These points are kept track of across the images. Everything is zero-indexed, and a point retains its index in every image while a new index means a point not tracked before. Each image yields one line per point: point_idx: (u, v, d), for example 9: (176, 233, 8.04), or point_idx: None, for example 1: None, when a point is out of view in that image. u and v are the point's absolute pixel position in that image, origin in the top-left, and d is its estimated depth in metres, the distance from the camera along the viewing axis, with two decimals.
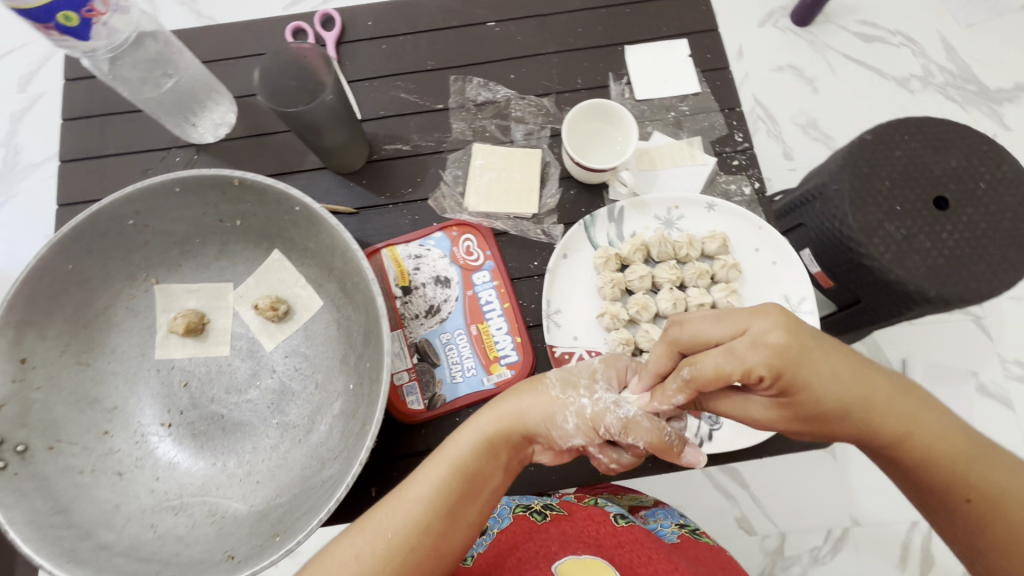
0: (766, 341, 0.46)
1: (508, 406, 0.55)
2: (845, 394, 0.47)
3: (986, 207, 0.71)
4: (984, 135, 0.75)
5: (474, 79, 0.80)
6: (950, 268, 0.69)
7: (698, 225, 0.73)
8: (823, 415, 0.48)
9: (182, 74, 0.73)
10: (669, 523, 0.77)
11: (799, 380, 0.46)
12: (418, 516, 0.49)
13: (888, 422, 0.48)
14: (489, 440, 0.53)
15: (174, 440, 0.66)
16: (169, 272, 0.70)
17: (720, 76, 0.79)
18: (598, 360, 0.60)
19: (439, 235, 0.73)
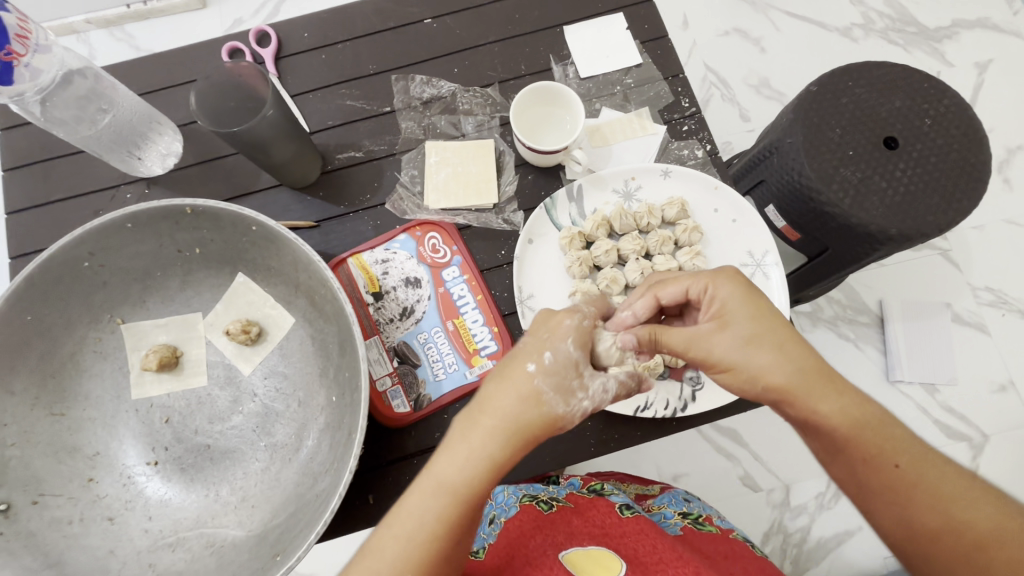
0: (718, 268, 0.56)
1: (497, 418, 0.50)
2: (773, 320, 0.53)
3: (936, 141, 0.73)
4: (924, 72, 0.77)
5: (416, 77, 0.80)
6: (907, 204, 0.71)
7: (656, 193, 0.74)
8: (755, 338, 0.52)
9: (118, 108, 0.71)
10: (672, 513, 0.75)
11: (737, 304, 0.53)
12: (435, 545, 0.47)
13: (820, 371, 0.51)
14: (490, 458, 0.49)
15: (162, 477, 0.65)
16: (134, 310, 0.69)
17: (660, 44, 0.80)
18: (569, 341, 0.53)
19: (404, 237, 0.73)
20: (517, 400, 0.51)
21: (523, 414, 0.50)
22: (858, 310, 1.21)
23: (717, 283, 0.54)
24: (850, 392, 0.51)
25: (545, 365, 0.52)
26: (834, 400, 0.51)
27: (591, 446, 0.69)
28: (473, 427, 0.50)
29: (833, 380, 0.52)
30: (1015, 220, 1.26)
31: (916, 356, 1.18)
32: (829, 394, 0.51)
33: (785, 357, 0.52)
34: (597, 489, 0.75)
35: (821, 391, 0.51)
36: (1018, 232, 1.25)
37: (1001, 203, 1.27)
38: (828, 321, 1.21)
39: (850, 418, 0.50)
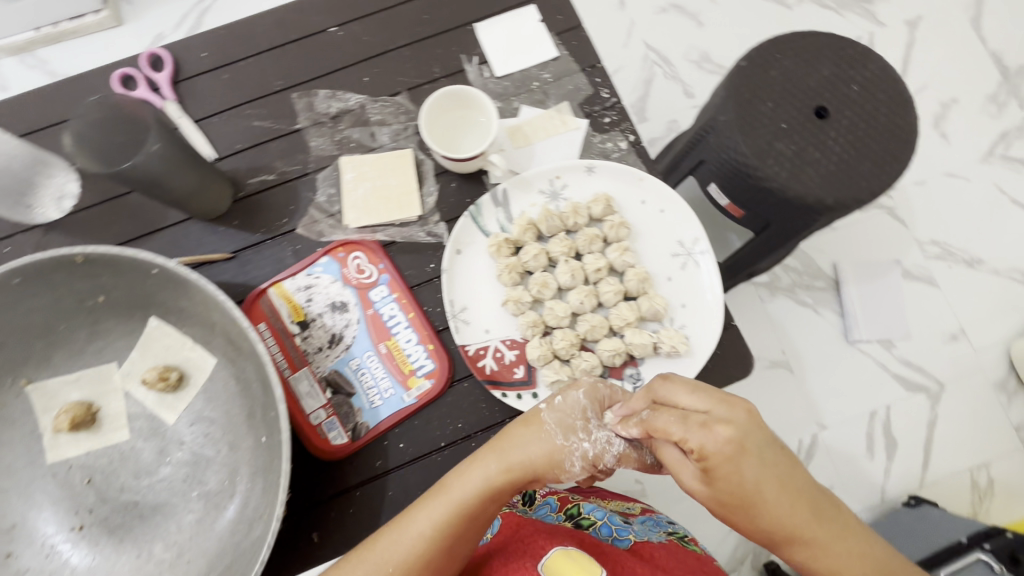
0: (715, 425, 0.44)
1: (504, 445, 0.54)
2: (768, 479, 0.45)
3: (863, 107, 0.71)
4: (847, 37, 0.75)
5: (321, 92, 0.76)
6: (842, 173, 0.69)
7: (582, 191, 0.72)
8: (743, 507, 0.45)
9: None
10: (656, 529, 0.70)
11: (725, 469, 0.44)
12: (422, 548, 0.51)
13: (815, 523, 0.45)
14: (490, 478, 0.53)
15: (89, 542, 0.62)
16: (39, 368, 0.64)
17: (575, 34, 0.78)
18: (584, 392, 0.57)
19: (326, 261, 0.70)
20: (524, 430, 0.55)
21: (528, 449, 0.53)
22: (813, 276, 1.23)
23: (706, 446, 0.44)
24: (842, 534, 0.46)
25: (555, 405, 0.56)
26: (823, 551, 0.46)
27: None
28: (487, 447, 0.55)
29: (827, 528, 0.46)
30: (954, 172, 1.29)
31: (870, 316, 1.20)
32: (818, 548, 0.45)
33: (772, 518, 0.45)
34: (574, 514, 0.69)
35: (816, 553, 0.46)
36: (957, 183, 1.28)
37: (940, 157, 1.29)
38: (786, 290, 1.22)
39: (837, 566, 0.45)
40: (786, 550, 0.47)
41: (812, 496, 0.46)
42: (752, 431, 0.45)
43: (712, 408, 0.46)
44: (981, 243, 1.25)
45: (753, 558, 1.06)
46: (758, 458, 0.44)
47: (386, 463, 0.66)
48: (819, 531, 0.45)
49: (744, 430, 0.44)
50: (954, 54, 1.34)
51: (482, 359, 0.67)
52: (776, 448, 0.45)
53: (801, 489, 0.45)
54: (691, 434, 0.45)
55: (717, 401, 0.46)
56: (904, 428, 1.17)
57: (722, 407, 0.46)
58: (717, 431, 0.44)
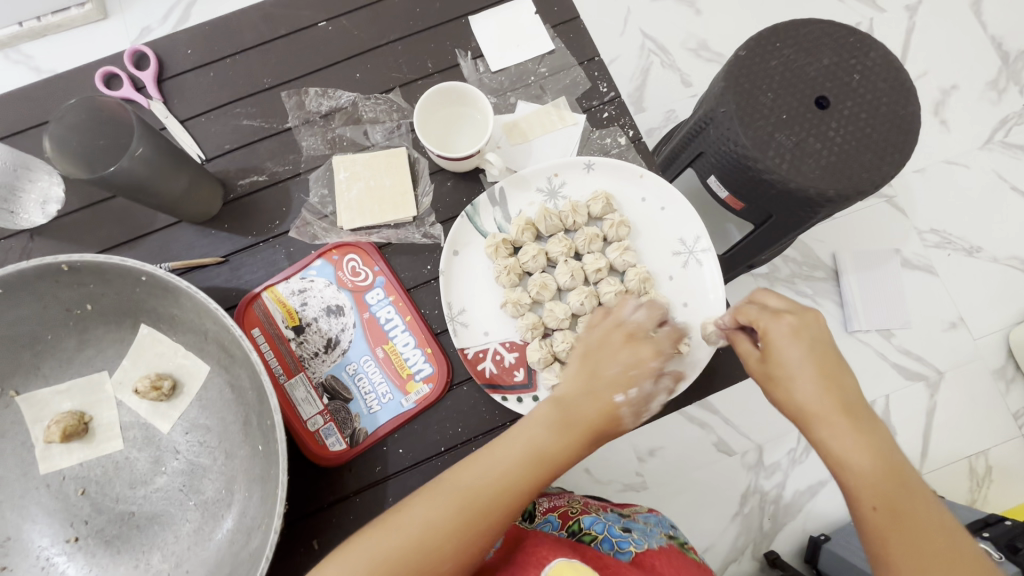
0: (783, 316, 0.52)
1: (583, 423, 0.52)
2: (813, 367, 0.51)
3: (864, 97, 0.69)
4: (848, 25, 0.72)
5: (311, 89, 0.74)
6: (843, 165, 0.68)
7: (581, 188, 0.70)
8: (781, 377, 0.52)
9: None
10: (658, 530, 0.70)
11: (774, 343, 0.52)
12: (504, 507, 0.49)
13: (840, 410, 0.49)
14: (576, 447, 0.51)
15: (85, 553, 0.61)
16: (29, 378, 0.63)
17: (572, 27, 0.76)
18: (649, 376, 0.53)
19: (320, 264, 0.68)
20: (602, 413, 0.52)
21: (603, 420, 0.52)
22: (813, 267, 1.22)
23: (771, 329, 0.53)
24: (872, 432, 0.49)
25: (631, 396, 0.52)
26: (849, 440, 0.48)
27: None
28: (565, 423, 0.52)
29: (857, 422, 0.49)
30: (954, 160, 1.27)
31: (870, 307, 1.20)
32: (846, 433, 0.48)
33: (802, 392, 0.51)
34: (575, 531, 0.67)
35: (841, 434, 0.49)
36: (958, 171, 1.27)
37: (940, 145, 1.28)
38: (786, 281, 1.21)
39: (851, 453, 0.48)
40: (810, 434, 0.51)
41: (851, 396, 0.50)
42: (812, 332, 0.52)
43: (795, 307, 0.53)
44: (980, 231, 1.25)
45: (754, 548, 1.06)
46: (812, 349, 0.51)
47: (386, 469, 0.65)
48: (844, 416, 0.49)
49: (811, 326, 0.52)
50: (954, 39, 1.32)
51: (481, 362, 0.66)
52: (832, 349, 0.52)
53: (843, 385, 0.51)
54: (766, 320, 0.53)
55: (799, 304, 0.53)
56: (904, 418, 1.17)
57: (798, 310, 0.53)
58: (779, 323, 0.52)
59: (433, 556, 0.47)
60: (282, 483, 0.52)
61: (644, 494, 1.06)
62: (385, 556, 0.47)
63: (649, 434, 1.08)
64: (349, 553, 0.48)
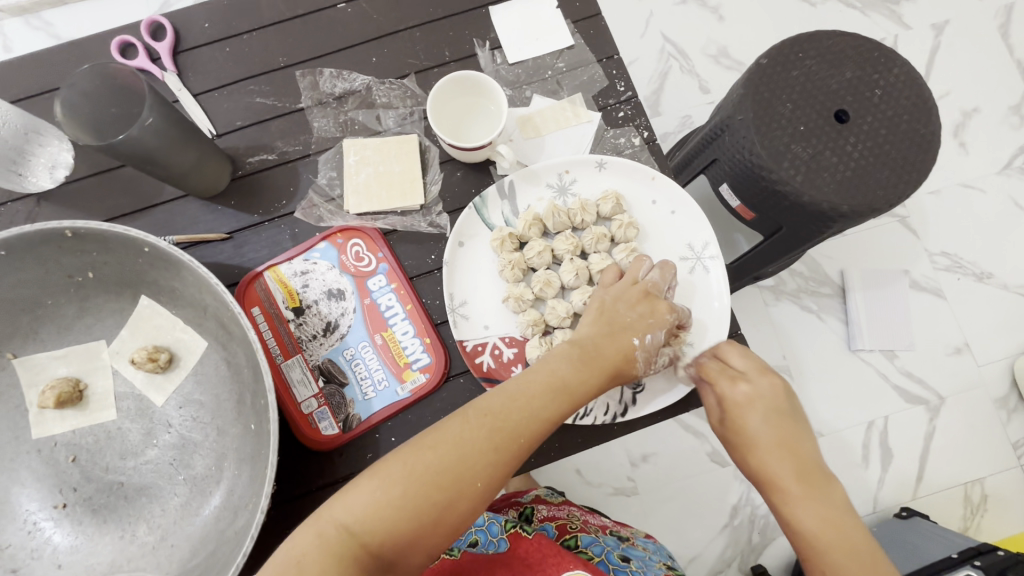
0: (739, 382, 0.59)
1: (608, 359, 0.55)
2: (768, 432, 0.56)
3: (885, 112, 0.68)
4: (873, 39, 0.71)
5: (326, 70, 0.73)
6: (858, 180, 0.66)
7: (591, 187, 0.69)
8: (742, 442, 0.57)
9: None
10: (657, 560, 0.73)
11: (735, 409, 0.58)
12: (526, 430, 0.50)
13: (795, 475, 0.54)
14: (596, 380, 0.54)
15: (72, 520, 0.61)
16: (26, 342, 0.63)
17: (593, 23, 0.75)
18: (660, 331, 0.59)
19: (324, 246, 0.68)
20: (623, 353, 0.56)
21: (620, 362, 0.56)
22: (819, 282, 1.20)
23: (730, 396, 0.59)
24: (826, 500, 0.52)
25: (646, 342, 0.58)
26: (804, 506, 0.52)
27: (552, 452, 0.65)
28: (585, 359, 0.55)
29: (813, 489, 0.53)
30: (970, 183, 1.25)
31: (875, 326, 1.18)
32: (798, 500, 0.53)
33: (761, 457, 0.56)
34: (572, 545, 0.69)
35: (797, 499, 0.53)
36: (973, 195, 1.25)
37: (957, 167, 1.26)
38: (791, 295, 1.20)
39: (806, 521, 0.52)
40: (770, 498, 0.55)
41: (807, 463, 0.55)
42: (769, 398, 0.58)
43: (753, 374, 0.60)
44: (992, 258, 1.23)
45: (741, 561, 1.05)
46: (768, 415, 0.57)
47: (376, 457, 0.64)
48: (799, 481, 0.53)
49: (769, 394, 0.58)
50: (978, 61, 1.30)
51: (479, 356, 0.65)
52: (788, 416, 0.58)
53: (800, 450, 0.56)
54: (726, 386, 0.60)
55: (758, 371, 0.60)
56: (901, 440, 1.15)
57: (758, 376, 0.59)
58: (737, 388, 0.59)
59: (466, 479, 0.47)
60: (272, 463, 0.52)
61: (633, 499, 1.06)
62: (418, 476, 0.47)
63: (643, 440, 1.07)
64: (379, 474, 0.47)
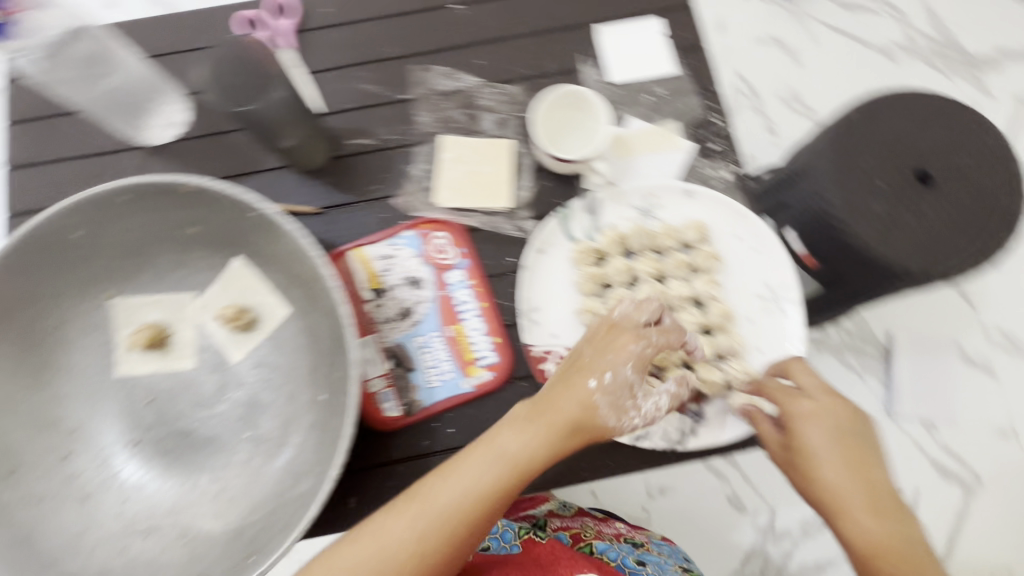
0: (802, 398, 0.56)
1: (558, 418, 0.53)
2: (836, 450, 0.53)
3: (974, 180, 0.65)
4: (970, 106, 0.68)
5: (437, 68, 0.76)
6: (936, 245, 0.64)
7: (677, 214, 0.70)
8: (804, 459, 0.54)
9: (124, 74, 0.70)
10: (671, 561, 0.73)
11: (797, 426, 0.55)
12: (457, 509, 0.49)
13: (865, 498, 0.51)
14: (546, 445, 0.52)
15: (140, 459, 0.63)
16: (125, 284, 0.66)
17: (697, 56, 0.76)
18: (630, 367, 0.54)
19: (410, 235, 0.71)
20: (580, 403, 0.53)
21: (576, 416, 0.52)
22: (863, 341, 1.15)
23: (792, 408, 0.56)
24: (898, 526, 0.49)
25: (605, 383, 0.53)
26: (874, 531, 0.49)
27: (606, 468, 0.65)
28: (533, 417, 0.53)
29: (881, 512, 0.50)
30: None
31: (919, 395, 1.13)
32: (872, 524, 0.49)
33: (828, 476, 0.52)
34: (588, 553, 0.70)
35: (867, 522, 0.49)
36: None
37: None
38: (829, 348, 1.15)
39: (877, 547, 0.48)
40: (830, 521, 0.52)
41: (878, 485, 0.52)
42: (835, 416, 0.55)
43: (819, 389, 0.56)
44: None
45: None
46: (835, 434, 0.54)
47: (433, 445, 0.66)
48: (869, 503, 0.50)
49: (836, 414, 0.55)
50: None
51: (544, 363, 0.67)
52: (857, 438, 0.54)
53: (869, 471, 0.52)
54: (786, 399, 0.56)
55: (824, 387, 0.56)
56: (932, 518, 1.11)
57: (826, 394, 0.56)
58: (803, 403, 0.55)
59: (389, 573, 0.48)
60: (347, 441, 0.53)
61: None
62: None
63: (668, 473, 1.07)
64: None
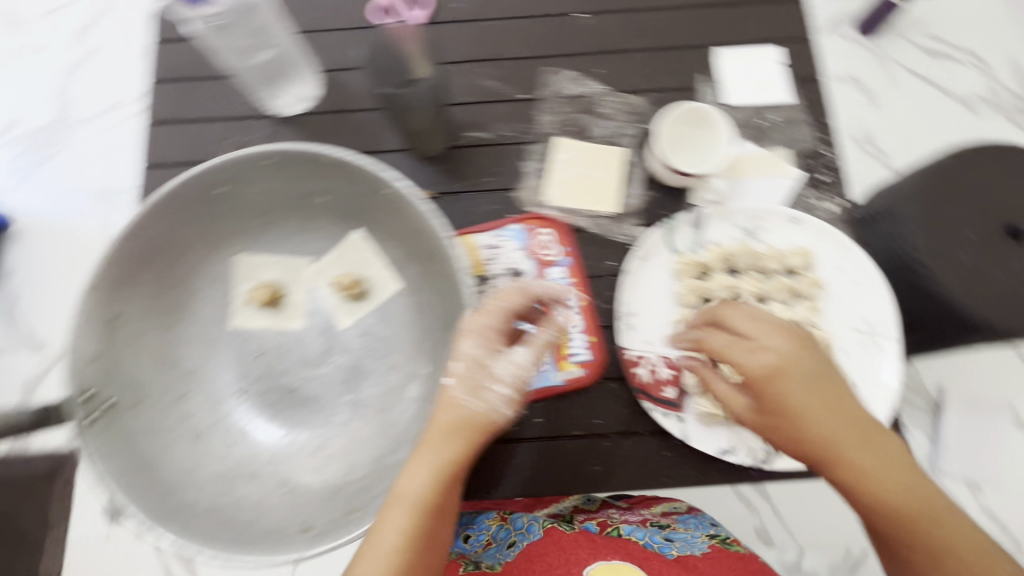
0: (765, 351, 0.50)
1: (436, 458, 0.53)
2: (813, 400, 0.49)
3: None
4: None
5: (565, 71, 0.79)
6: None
7: (781, 238, 0.71)
8: (792, 417, 0.50)
9: (280, 49, 0.74)
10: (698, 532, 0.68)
11: (771, 384, 0.50)
12: (399, 565, 0.49)
13: (858, 442, 0.49)
14: (447, 469, 0.52)
15: (247, 407, 0.67)
16: (250, 241, 0.70)
17: (814, 87, 0.78)
18: (471, 343, 0.55)
19: (516, 228, 0.73)
20: (450, 406, 0.54)
21: (453, 426, 0.54)
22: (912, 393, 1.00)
23: (752, 366, 0.51)
24: (890, 459, 0.49)
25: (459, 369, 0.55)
26: (874, 467, 0.49)
27: (688, 476, 0.66)
28: (421, 453, 0.53)
29: (876, 451, 0.49)
30: None
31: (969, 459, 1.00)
32: (873, 464, 0.48)
33: (811, 430, 0.49)
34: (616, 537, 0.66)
35: (867, 464, 0.49)
36: None
37: None
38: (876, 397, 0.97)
39: (880, 488, 0.48)
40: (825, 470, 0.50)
41: (863, 423, 0.50)
42: (800, 362, 0.50)
43: (761, 335, 0.52)
44: None
45: None
46: (808, 385, 0.50)
47: (521, 431, 0.68)
48: (868, 445, 0.49)
49: (803, 348, 0.51)
50: None
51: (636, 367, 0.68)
52: (829, 380, 0.51)
53: (846, 409, 0.50)
54: (734, 353, 0.52)
55: (769, 331, 0.52)
56: None
57: (777, 330, 0.52)
58: (745, 353, 0.51)
59: None
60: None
61: None
62: None
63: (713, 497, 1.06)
64: None
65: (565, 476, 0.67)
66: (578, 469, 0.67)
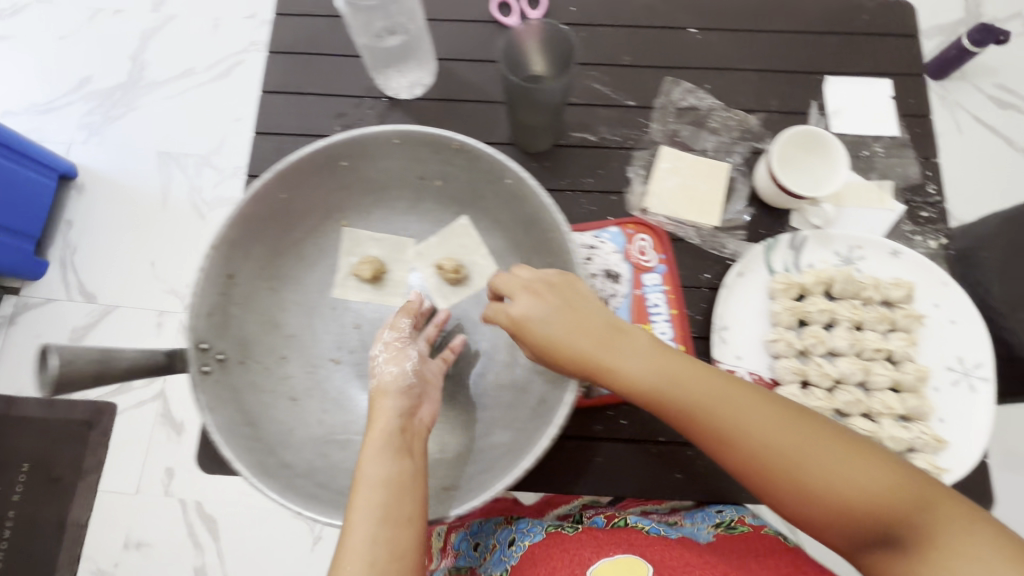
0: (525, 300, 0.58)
1: (378, 434, 0.53)
2: (556, 326, 0.57)
3: None
4: None
5: (683, 83, 0.80)
6: None
7: (881, 269, 0.71)
8: (611, 362, 0.55)
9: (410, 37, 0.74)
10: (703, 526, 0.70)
11: (529, 327, 0.57)
12: (376, 543, 0.47)
13: (653, 367, 0.54)
14: (391, 446, 0.52)
15: (342, 376, 0.69)
16: (360, 216, 0.72)
17: (920, 123, 0.78)
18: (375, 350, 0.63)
19: (615, 231, 0.74)
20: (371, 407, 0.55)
21: (381, 414, 0.54)
22: None
23: (515, 315, 0.58)
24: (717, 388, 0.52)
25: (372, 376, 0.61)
26: (701, 393, 0.52)
27: None
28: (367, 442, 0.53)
29: (651, 369, 0.54)
30: None
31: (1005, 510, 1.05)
32: (676, 386, 0.53)
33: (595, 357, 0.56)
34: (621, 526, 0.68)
35: (682, 391, 0.52)
36: None
37: None
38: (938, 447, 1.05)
39: (718, 418, 0.51)
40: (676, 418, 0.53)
41: (622, 350, 0.55)
42: (548, 305, 0.57)
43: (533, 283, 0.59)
44: None
45: None
46: (554, 317, 0.57)
47: (605, 431, 0.68)
48: (681, 377, 0.53)
49: (558, 298, 0.57)
50: None
51: None
52: (567, 304, 0.57)
53: (587, 324, 0.57)
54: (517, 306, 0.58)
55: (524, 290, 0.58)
56: None
57: (545, 289, 0.58)
58: (523, 310, 0.58)
59: None
60: (562, 415, 0.56)
61: None
62: None
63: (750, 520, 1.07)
64: None
65: (646, 479, 0.67)
66: (659, 474, 0.67)
